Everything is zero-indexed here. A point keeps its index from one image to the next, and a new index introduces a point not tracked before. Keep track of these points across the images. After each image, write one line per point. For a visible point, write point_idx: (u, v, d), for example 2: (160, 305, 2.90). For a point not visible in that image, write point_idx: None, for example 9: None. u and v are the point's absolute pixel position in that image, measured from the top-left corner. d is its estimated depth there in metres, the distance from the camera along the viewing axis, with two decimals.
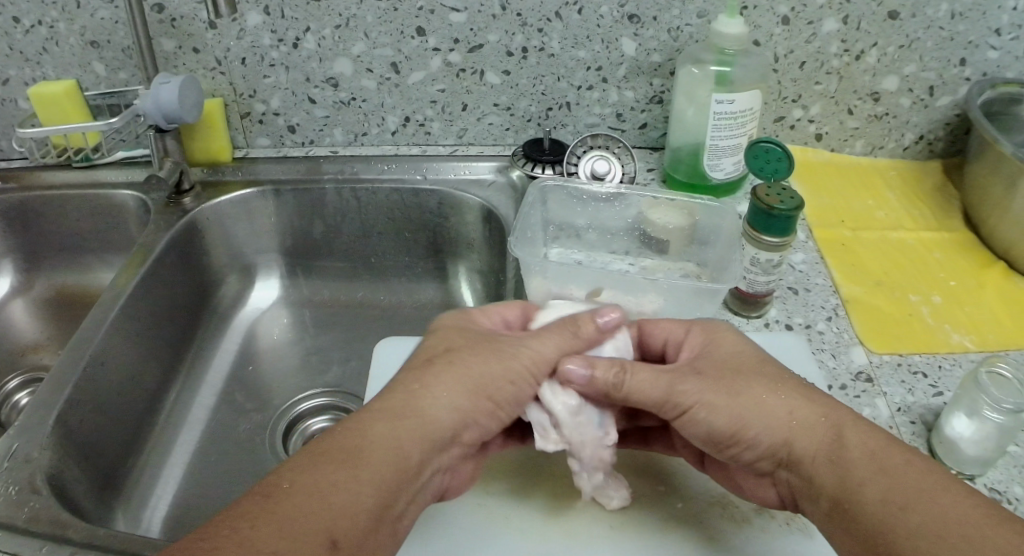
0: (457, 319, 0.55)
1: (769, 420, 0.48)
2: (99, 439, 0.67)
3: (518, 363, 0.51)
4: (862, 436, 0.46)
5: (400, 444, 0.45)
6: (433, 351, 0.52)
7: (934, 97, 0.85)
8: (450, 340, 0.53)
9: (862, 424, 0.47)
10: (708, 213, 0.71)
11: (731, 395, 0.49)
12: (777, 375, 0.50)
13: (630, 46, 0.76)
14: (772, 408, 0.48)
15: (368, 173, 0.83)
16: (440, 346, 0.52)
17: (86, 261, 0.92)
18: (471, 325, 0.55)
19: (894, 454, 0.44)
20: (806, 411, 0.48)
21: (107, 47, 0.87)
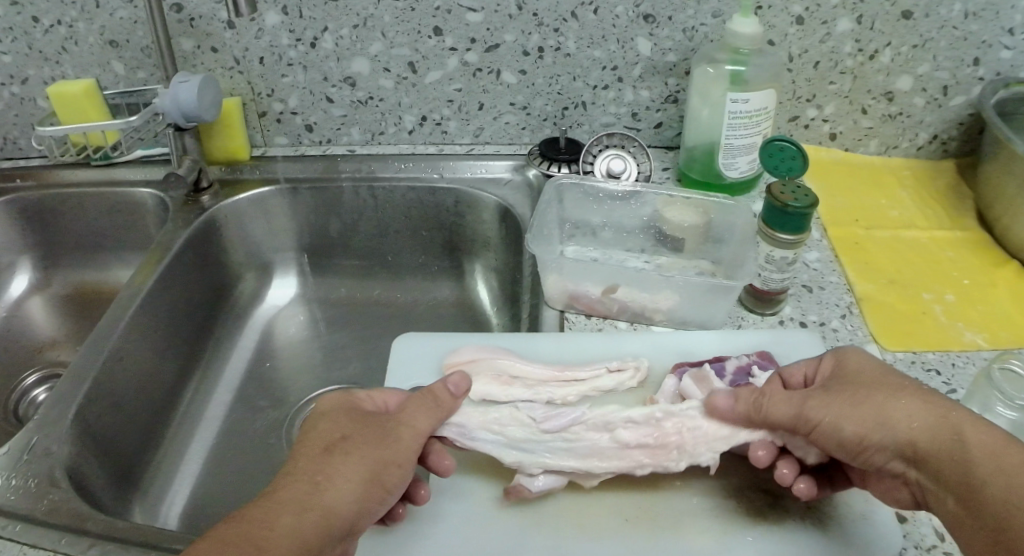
0: (337, 402, 0.52)
1: (895, 422, 0.47)
2: (118, 433, 0.68)
3: (408, 447, 0.49)
4: (984, 436, 0.45)
5: (304, 535, 0.43)
6: (323, 434, 0.48)
7: (948, 96, 0.86)
8: (333, 421, 0.49)
9: (985, 425, 0.45)
10: (721, 212, 0.71)
11: (855, 405, 0.48)
12: (896, 382, 0.49)
13: (646, 46, 0.76)
14: (893, 411, 0.47)
15: (385, 172, 0.84)
16: (319, 434, 0.48)
17: (104, 258, 0.92)
18: (352, 399, 0.52)
19: (1016, 454, 0.44)
20: (925, 413, 0.47)
21: (126, 46, 0.88)
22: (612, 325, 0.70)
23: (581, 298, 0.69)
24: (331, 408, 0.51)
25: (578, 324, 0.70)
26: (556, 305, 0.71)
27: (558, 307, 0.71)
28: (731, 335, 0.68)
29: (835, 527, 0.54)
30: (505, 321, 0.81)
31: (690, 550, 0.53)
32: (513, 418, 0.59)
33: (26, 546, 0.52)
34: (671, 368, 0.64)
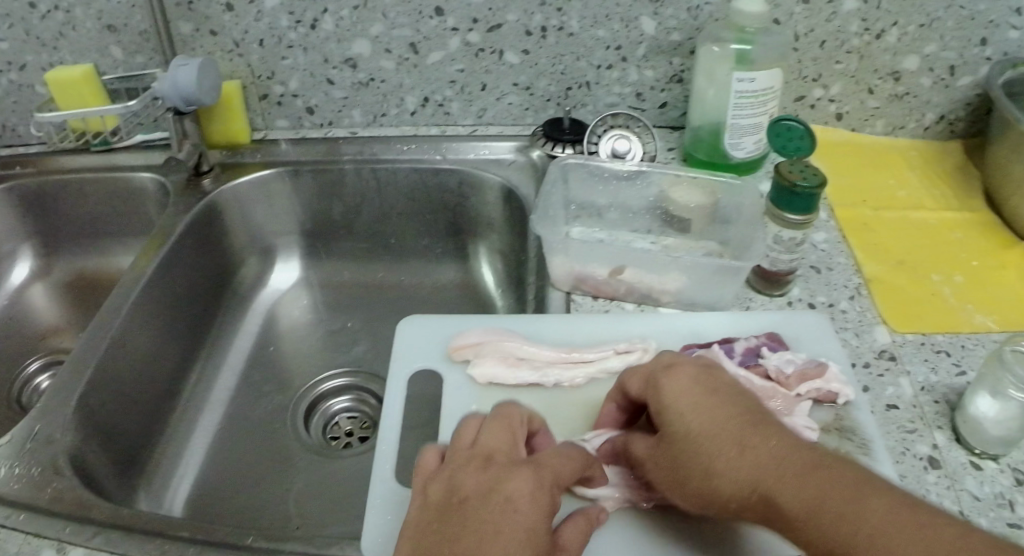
0: (495, 451, 0.48)
1: (713, 486, 0.43)
2: (121, 421, 0.68)
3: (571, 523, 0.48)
4: (789, 494, 0.39)
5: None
6: (499, 489, 0.44)
7: (954, 76, 0.85)
8: (508, 474, 0.45)
9: (779, 470, 0.41)
10: (729, 193, 0.71)
11: (681, 480, 0.45)
12: (706, 436, 0.44)
13: (650, 25, 0.76)
14: (712, 480, 0.43)
15: (387, 154, 0.83)
16: (493, 485, 0.44)
17: (106, 244, 0.92)
18: (525, 459, 0.47)
19: (827, 504, 0.38)
20: (733, 473, 0.42)
21: (124, 31, 0.87)
22: (619, 306, 0.69)
23: (587, 279, 0.68)
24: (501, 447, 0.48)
25: (584, 305, 0.69)
26: (562, 287, 0.70)
27: (564, 289, 0.70)
28: (742, 317, 0.67)
29: None
30: (510, 303, 0.80)
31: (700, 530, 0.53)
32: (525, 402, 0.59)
33: (30, 535, 0.51)
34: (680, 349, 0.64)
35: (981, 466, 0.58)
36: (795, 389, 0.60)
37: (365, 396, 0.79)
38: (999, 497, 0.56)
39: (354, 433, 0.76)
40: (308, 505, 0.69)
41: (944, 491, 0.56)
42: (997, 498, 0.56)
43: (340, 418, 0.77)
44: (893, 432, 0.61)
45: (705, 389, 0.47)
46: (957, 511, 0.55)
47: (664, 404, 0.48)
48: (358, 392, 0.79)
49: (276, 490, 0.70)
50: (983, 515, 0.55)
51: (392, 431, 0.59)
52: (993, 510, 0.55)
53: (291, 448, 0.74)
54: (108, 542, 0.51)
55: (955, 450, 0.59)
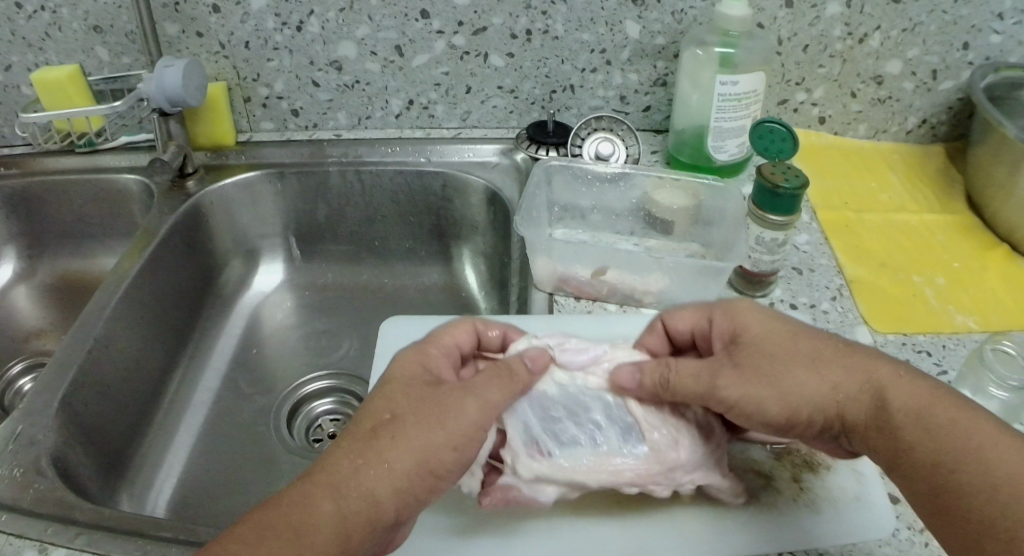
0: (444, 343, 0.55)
1: (804, 386, 0.48)
2: (104, 422, 0.68)
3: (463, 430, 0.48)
4: (904, 394, 0.47)
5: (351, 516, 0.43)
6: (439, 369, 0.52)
7: (937, 81, 0.86)
8: (443, 365, 0.53)
9: (900, 381, 0.48)
10: (712, 195, 0.71)
11: (772, 384, 0.48)
12: (807, 347, 0.50)
13: (634, 29, 0.76)
14: (803, 381, 0.48)
15: (372, 156, 0.83)
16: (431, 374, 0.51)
17: (90, 246, 0.91)
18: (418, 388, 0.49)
19: (939, 412, 0.46)
20: (844, 377, 0.49)
21: (110, 32, 0.87)
22: (601, 307, 0.69)
23: (570, 280, 0.68)
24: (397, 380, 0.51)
25: (567, 307, 0.69)
26: (544, 288, 0.70)
27: (546, 290, 0.70)
28: None
29: (825, 506, 0.55)
30: (494, 305, 0.81)
31: (680, 534, 0.53)
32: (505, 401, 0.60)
33: (11, 536, 0.51)
34: None
35: None
36: None
37: (348, 398, 0.79)
38: None
39: (337, 434, 0.76)
40: None
41: None
42: None
43: (324, 419, 0.77)
44: None
45: (779, 314, 0.53)
46: None
47: (743, 322, 0.52)
48: (341, 395, 0.79)
49: (260, 491, 0.70)
50: None
51: None
52: None
53: (275, 450, 0.74)
54: (90, 543, 0.51)
55: None
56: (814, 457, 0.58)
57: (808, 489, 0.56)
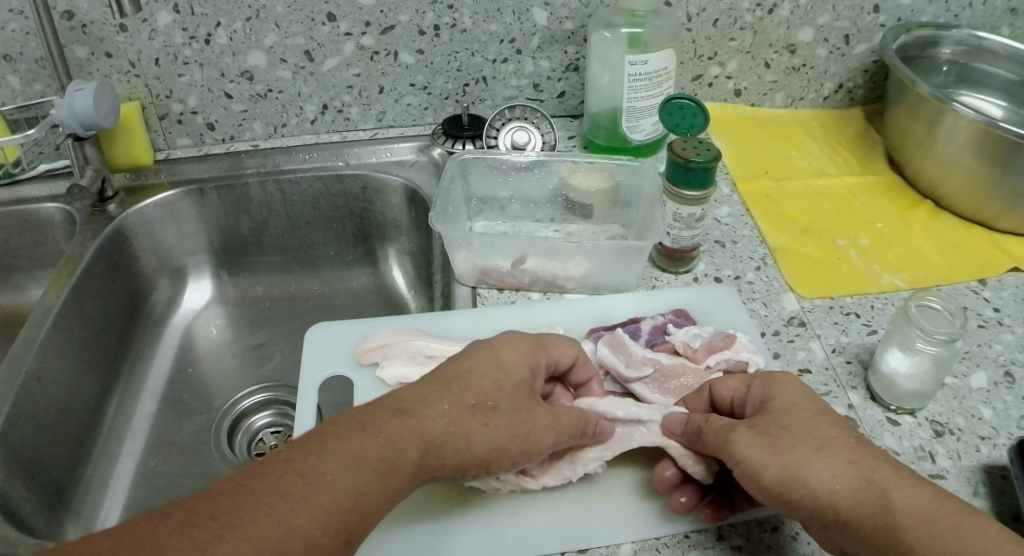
0: (470, 353, 0.52)
1: (804, 414, 0.49)
2: (43, 456, 0.67)
3: (512, 339, 0.53)
4: (905, 495, 0.43)
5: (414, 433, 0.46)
6: (450, 379, 0.50)
7: (850, 45, 0.87)
8: (464, 377, 0.50)
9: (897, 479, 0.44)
10: (628, 174, 0.71)
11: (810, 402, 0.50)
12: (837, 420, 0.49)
13: (542, 16, 0.76)
14: (795, 412, 0.49)
15: (290, 163, 0.82)
16: (438, 387, 0.49)
17: (13, 279, 0.88)
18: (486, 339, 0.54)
19: (920, 489, 0.44)
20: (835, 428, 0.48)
21: (20, 60, 0.85)
22: (525, 296, 0.69)
23: (491, 272, 0.68)
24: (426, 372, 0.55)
25: (491, 298, 0.69)
26: (467, 282, 0.70)
27: (469, 284, 0.70)
28: (647, 297, 0.68)
29: None
30: (423, 303, 0.80)
31: (617, 512, 0.54)
32: None
33: None
34: (588, 333, 0.64)
35: (899, 422, 0.60)
36: (704, 362, 0.61)
37: (287, 408, 0.78)
38: (919, 450, 0.58)
39: (279, 447, 0.76)
40: None
41: None
42: (916, 451, 0.58)
43: (265, 432, 0.77)
44: None
45: (814, 397, 0.51)
46: None
47: (775, 395, 0.51)
48: (279, 406, 0.79)
49: None
50: None
51: None
52: (914, 463, 0.57)
53: (222, 468, 0.73)
54: None
55: (871, 408, 0.61)
56: None
57: None
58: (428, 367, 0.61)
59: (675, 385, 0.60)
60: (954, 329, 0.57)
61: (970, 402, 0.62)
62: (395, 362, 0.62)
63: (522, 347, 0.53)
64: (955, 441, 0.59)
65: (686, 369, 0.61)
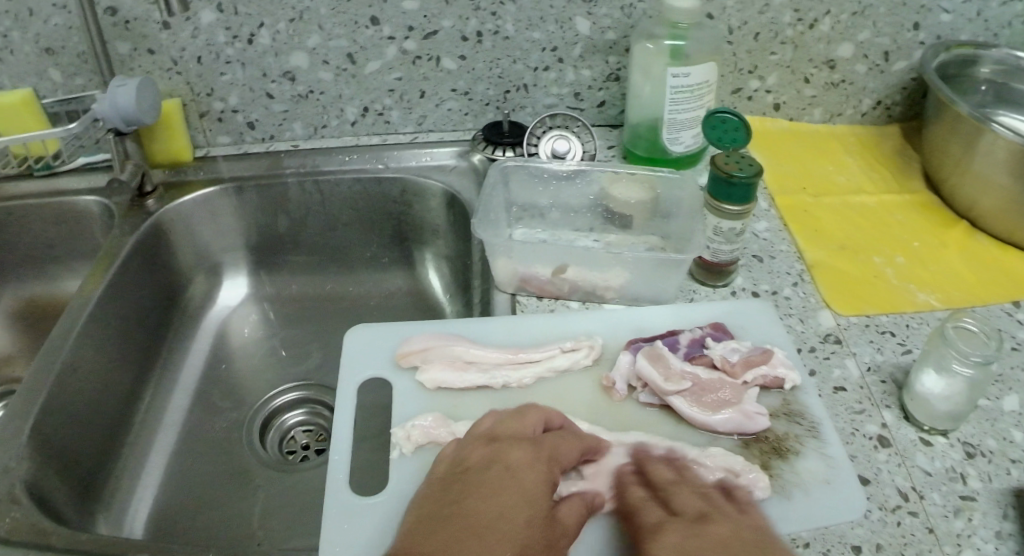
0: (483, 479, 0.51)
1: None
2: (77, 447, 0.67)
3: (522, 456, 0.52)
4: None
5: None
6: (471, 512, 0.49)
7: (889, 62, 0.87)
8: (483, 507, 0.49)
9: None
10: (668, 186, 0.71)
11: None
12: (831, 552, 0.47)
13: (584, 25, 0.76)
14: None
15: (329, 165, 0.83)
16: (458, 521, 0.48)
17: (50, 270, 0.89)
18: (493, 455, 0.53)
19: None
20: None
21: (62, 53, 0.86)
22: (564, 305, 0.69)
23: (532, 280, 0.68)
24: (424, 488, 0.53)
25: (530, 306, 0.69)
26: (507, 289, 0.70)
27: (508, 290, 0.70)
28: (686, 309, 0.68)
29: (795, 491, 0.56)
30: (458, 307, 0.81)
31: None
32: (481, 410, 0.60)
33: None
34: (626, 344, 0.64)
35: (931, 443, 0.59)
36: (741, 377, 0.61)
37: (320, 409, 0.79)
38: (950, 471, 0.57)
39: (311, 446, 0.77)
40: (270, 520, 0.69)
41: (896, 468, 0.58)
42: (947, 472, 0.57)
43: (296, 431, 0.78)
44: (843, 413, 0.62)
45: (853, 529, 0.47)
46: (909, 486, 0.56)
47: None
48: (313, 405, 0.79)
49: (239, 507, 0.70)
50: (934, 490, 0.56)
51: (344, 442, 0.59)
52: (944, 484, 0.56)
53: (251, 465, 0.73)
54: None
55: (904, 427, 0.60)
56: (783, 442, 0.59)
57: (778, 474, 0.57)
58: (466, 374, 0.62)
59: (713, 399, 0.60)
60: (989, 350, 0.56)
61: (1002, 424, 0.61)
62: (435, 367, 0.62)
63: (530, 461, 0.52)
64: (985, 463, 0.58)
65: (723, 384, 0.61)
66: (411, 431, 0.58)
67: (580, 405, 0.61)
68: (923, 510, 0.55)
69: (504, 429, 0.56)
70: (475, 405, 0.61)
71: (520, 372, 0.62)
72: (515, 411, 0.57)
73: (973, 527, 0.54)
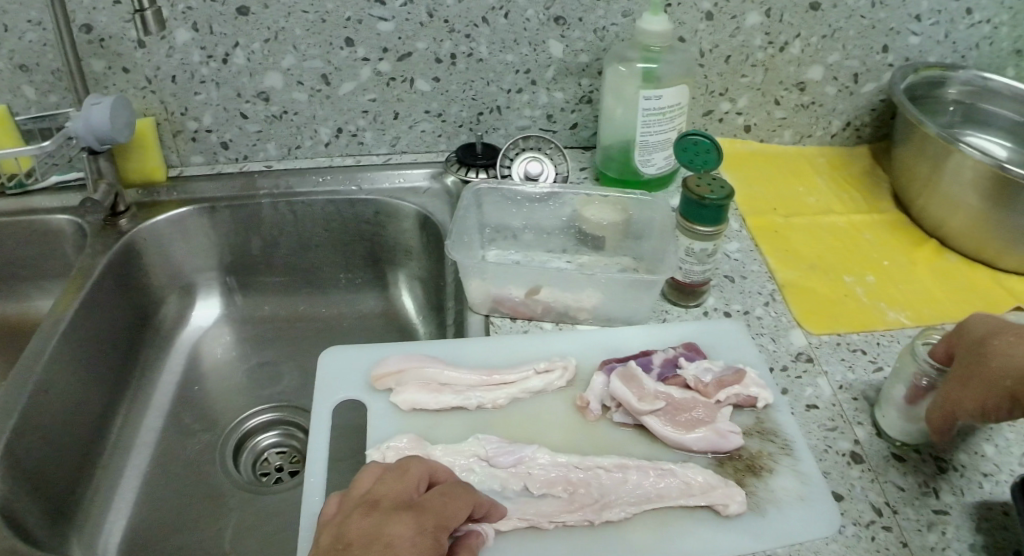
0: (393, 508, 0.47)
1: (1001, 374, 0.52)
2: (49, 469, 0.66)
3: (436, 501, 0.49)
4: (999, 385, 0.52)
5: None
6: (387, 542, 0.44)
7: (859, 84, 0.88)
8: (397, 537, 0.45)
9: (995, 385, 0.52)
10: (641, 208, 0.72)
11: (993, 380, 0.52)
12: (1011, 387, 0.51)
13: (558, 48, 0.77)
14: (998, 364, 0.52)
15: (303, 186, 0.83)
16: (376, 552, 0.44)
17: (22, 289, 0.89)
18: (408, 499, 0.49)
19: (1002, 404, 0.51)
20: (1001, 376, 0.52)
21: (36, 70, 0.86)
22: (537, 326, 0.70)
23: (505, 301, 0.68)
24: (323, 526, 0.48)
25: (504, 327, 0.69)
26: (480, 310, 0.70)
27: (482, 312, 0.70)
28: (658, 329, 0.69)
29: (769, 508, 0.56)
30: (432, 328, 0.81)
31: (633, 546, 0.54)
32: (456, 433, 0.60)
33: None
34: (599, 365, 0.65)
35: (903, 457, 0.60)
36: (714, 396, 0.62)
37: (293, 429, 0.79)
38: (923, 486, 0.58)
39: (285, 467, 0.77)
40: (244, 542, 0.68)
41: (868, 485, 0.58)
42: (919, 487, 0.58)
43: (269, 452, 0.77)
44: (813, 431, 0.62)
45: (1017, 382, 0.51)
46: (882, 502, 0.57)
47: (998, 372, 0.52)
48: (286, 427, 0.79)
49: (214, 530, 0.69)
50: (907, 505, 0.57)
51: (319, 464, 0.59)
52: (918, 500, 0.57)
53: (225, 485, 0.73)
54: None
55: (876, 445, 0.61)
56: (755, 460, 0.59)
57: (751, 492, 0.57)
58: (441, 396, 0.62)
59: (687, 418, 0.60)
60: None
61: (972, 439, 0.62)
62: (409, 391, 0.62)
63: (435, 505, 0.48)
64: (957, 478, 0.59)
65: (697, 403, 0.61)
66: (386, 452, 0.58)
67: (554, 426, 0.61)
68: (896, 525, 0.55)
69: (419, 467, 0.52)
70: (450, 427, 0.61)
71: (495, 395, 0.62)
72: (399, 465, 0.52)
73: (947, 542, 0.54)
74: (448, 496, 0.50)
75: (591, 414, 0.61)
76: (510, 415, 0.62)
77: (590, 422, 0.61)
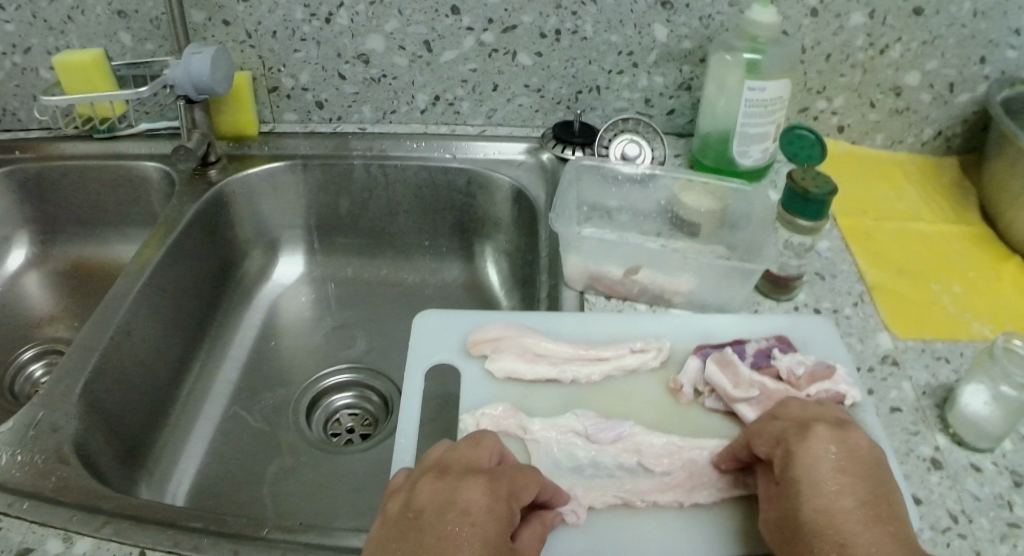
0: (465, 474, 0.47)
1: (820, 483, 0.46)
2: (124, 412, 0.67)
3: (508, 476, 0.48)
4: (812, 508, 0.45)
5: None
6: (462, 509, 0.44)
7: (953, 93, 0.87)
8: (470, 505, 0.44)
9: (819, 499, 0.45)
10: (738, 198, 0.72)
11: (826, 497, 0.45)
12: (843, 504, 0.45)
13: (662, 33, 0.77)
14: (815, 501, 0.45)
15: (397, 150, 0.84)
16: (449, 520, 0.43)
17: (106, 233, 0.90)
18: (480, 468, 0.48)
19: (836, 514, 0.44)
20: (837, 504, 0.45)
21: (134, 16, 0.85)
22: (632, 306, 0.69)
23: (602, 279, 0.69)
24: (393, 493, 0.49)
25: (598, 304, 0.70)
26: (575, 286, 0.71)
27: (576, 288, 0.71)
28: (751, 319, 0.68)
29: None
30: (517, 301, 0.81)
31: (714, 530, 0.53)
32: (549, 403, 0.61)
33: (36, 524, 0.49)
34: (693, 349, 0.64)
35: (981, 468, 0.59)
36: (804, 390, 0.60)
37: (368, 392, 0.79)
38: (998, 498, 0.57)
39: (355, 430, 0.77)
40: (314, 497, 0.69)
41: (946, 491, 0.57)
42: (995, 498, 0.57)
43: (342, 413, 0.78)
44: (897, 434, 0.61)
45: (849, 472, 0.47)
46: (959, 510, 0.56)
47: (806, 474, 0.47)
48: (360, 389, 0.80)
49: (276, 484, 0.70)
50: (982, 514, 0.55)
51: (411, 423, 0.59)
52: (992, 510, 0.56)
53: (293, 439, 0.74)
54: (118, 532, 0.49)
55: (956, 452, 0.60)
56: None
57: None
58: (537, 365, 0.62)
59: None
60: None
61: None
62: (507, 355, 0.63)
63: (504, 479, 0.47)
64: None
65: (788, 396, 0.59)
66: (481, 418, 0.58)
67: (645, 405, 0.61)
68: (971, 533, 0.54)
69: (493, 442, 0.51)
70: (545, 397, 0.62)
71: (590, 368, 0.63)
72: (471, 438, 0.51)
73: (1020, 554, 0.53)
74: (520, 473, 0.49)
75: (684, 396, 0.62)
76: (604, 389, 0.62)
77: (679, 405, 0.61)
